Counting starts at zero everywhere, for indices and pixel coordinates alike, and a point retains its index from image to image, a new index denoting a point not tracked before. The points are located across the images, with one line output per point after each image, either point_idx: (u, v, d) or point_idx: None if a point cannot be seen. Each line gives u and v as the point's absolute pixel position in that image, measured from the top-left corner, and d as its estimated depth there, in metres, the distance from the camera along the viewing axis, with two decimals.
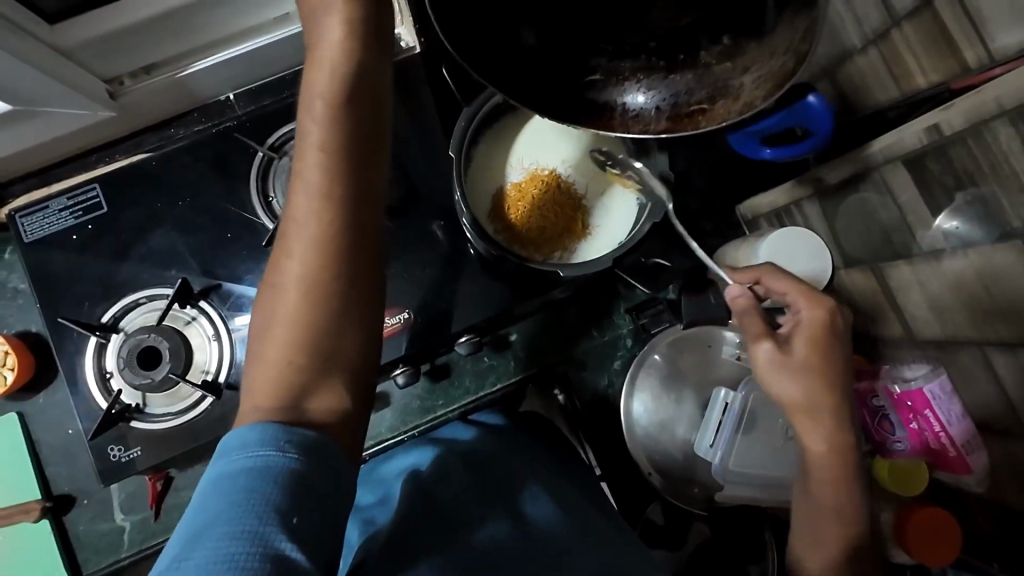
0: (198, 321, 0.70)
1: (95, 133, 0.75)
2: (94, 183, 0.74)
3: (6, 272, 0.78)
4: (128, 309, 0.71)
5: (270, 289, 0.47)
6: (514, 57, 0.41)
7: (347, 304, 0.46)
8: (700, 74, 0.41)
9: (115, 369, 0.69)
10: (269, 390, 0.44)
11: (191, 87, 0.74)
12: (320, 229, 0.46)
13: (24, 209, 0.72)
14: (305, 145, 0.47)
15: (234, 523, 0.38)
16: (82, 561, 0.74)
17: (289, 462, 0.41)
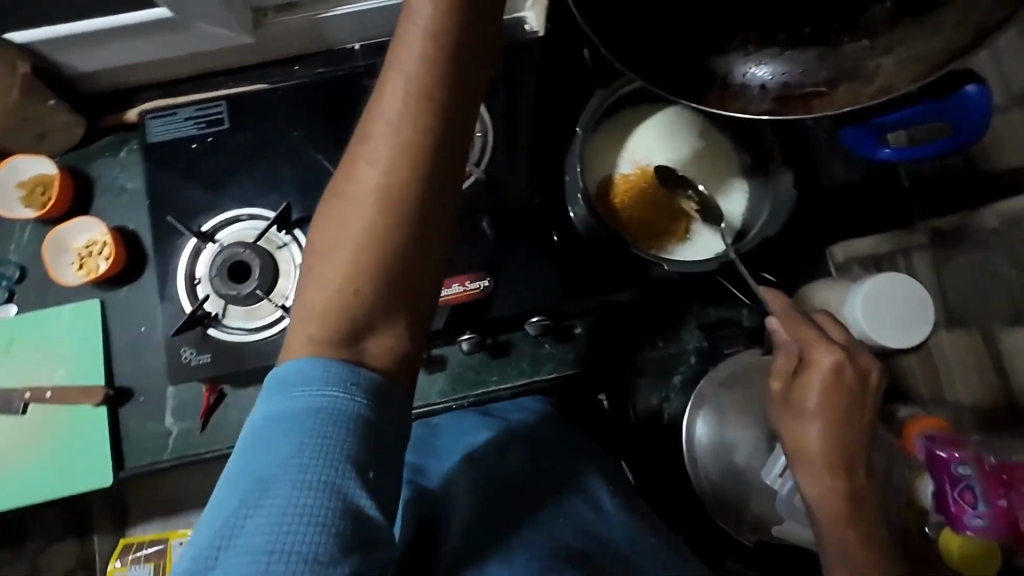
0: (289, 248, 0.73)
1: (230, 56, 0.79)
2: (221, 101, 0.78)
3: (118, 169, 0.83)
4: (227, 223, 0.74)
5: (340, 193, 0.41)
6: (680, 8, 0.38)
7: (424, 234, 0.41)
8: (825, 54, 0.41)
9: (205, 275, 0.71)
10: (319, 309, 0.39)
11: (325, 30, 0.77)
12: (412, 137, 0.40)
13: (155, 113, 0.77)
14: (408, 26, 0.41)
15: (308, 476, 0.35)
16: (127, 455, 0.77)
17: (357, 405, 0.38)
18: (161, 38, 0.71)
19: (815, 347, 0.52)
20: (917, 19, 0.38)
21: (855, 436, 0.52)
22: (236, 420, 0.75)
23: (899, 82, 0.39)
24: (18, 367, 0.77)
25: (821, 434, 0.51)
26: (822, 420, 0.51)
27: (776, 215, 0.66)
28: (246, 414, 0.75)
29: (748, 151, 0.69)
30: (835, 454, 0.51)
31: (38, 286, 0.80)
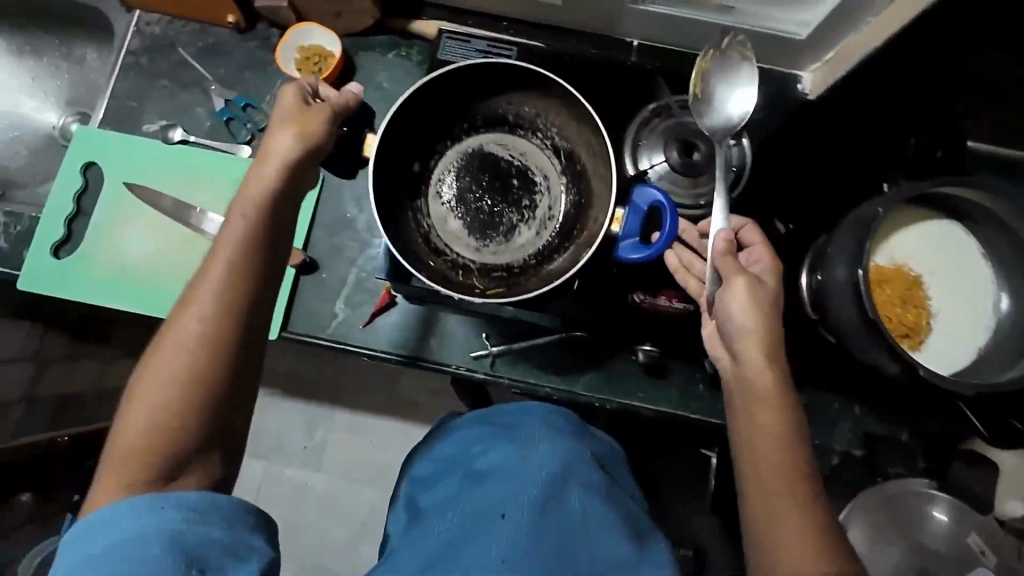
0: (541, 210, 0.70)
1: (524, 8, 0.82)
2: (514, 47, 0.78)
3: (379, 69, 0.88)
4: (496, 158, 0.71)
5: (161, 358, 0.54)
6: (502, 198, 0.70)
7: (224, 384, 0.54)
8: (555, 275, 0.66)
9: (451, 195, 0.69)
10: (137, 442, 0.52)
11: (622, 18, 0.81)
12: (221, 305, 0.54)
13: (453, 36, 0.77)
14: (221, 246, 0.56)
15: (133, 558, 0.47)
16: (292, 321, 0.81)
17: (157, 525, 0.49)
18: None
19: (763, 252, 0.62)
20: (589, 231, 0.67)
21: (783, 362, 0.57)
22: (399, 329, 0.81)
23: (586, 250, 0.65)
24: None
25: (773, 333, 0.57)
26: (755, 325, 0.57)
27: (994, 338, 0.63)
28: (406, 327, 0.81)
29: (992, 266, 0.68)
30: (775, 340, 0.57)
31: None
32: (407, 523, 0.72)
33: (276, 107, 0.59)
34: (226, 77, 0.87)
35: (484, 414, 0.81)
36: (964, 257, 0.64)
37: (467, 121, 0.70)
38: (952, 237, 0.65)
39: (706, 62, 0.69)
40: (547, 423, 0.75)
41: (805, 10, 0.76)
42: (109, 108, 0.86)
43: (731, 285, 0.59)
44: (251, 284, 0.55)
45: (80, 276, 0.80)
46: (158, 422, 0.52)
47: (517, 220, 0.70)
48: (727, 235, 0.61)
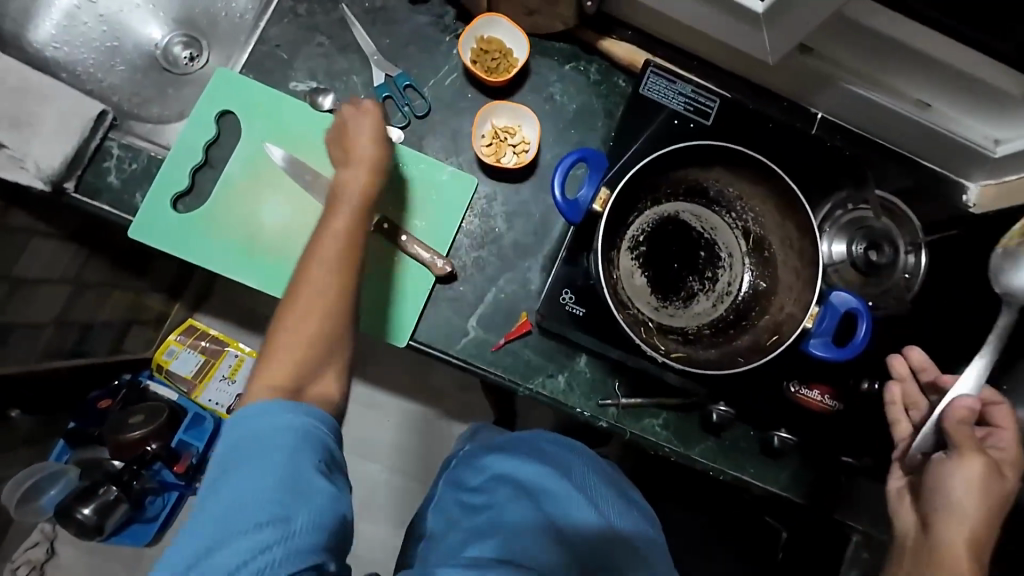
0: (722, 280, 0.66)
1: (728, 56, 0.78)
2: (718, 98, 0.73)
3: (554, 77, 0.81)
4: (688, 217, 0.66)
5: (285, 323, 0.60)
6: (686, 263, 0.66)
7: (337, 346, 0.61)
8: (743, 351, 0.61)
9: (636, 245, 0.65)
10: (277, 382, 0.57)
11: (824, 91, 0.78)
12: (338, 278, 0.61)
13: (659, 72, 0.73)
14: (326, 223, 0.64)
15: (278, 453, 0.51)
16: (420, 330, 0.76)
17: (299, 422, 0.54)
18: (721, 20, 0.70)
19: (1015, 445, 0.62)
20: (774, 314, 0.62)
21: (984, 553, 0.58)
22: (528, 361, 0.77)
23: (784, 333, 0.59)
24: (386, 188, 0.77)
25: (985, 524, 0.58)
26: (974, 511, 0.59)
27: None
28: (536, 360, 0.77)
29: None
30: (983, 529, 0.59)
31: (431, 134, 0.79)
32: (459, 545, 0.62)
33: (346, 109, 0.69)
34: (390, 48, 0.79)
35: (539, 438, 0.75)
36: None
37: (674, 187, 0.65)
38: None
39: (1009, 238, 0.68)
40: (580, 453, 0.75)
41: (1014, 127, 0.75)
42: (255, 54, 0.77)
43: (964, 460, 0.60)
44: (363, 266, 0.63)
45: (202, 238, 0.73)
46: (287, 363, 0.58)
47: (695, 289, 0.66)
48: (975, 403, 0.60)
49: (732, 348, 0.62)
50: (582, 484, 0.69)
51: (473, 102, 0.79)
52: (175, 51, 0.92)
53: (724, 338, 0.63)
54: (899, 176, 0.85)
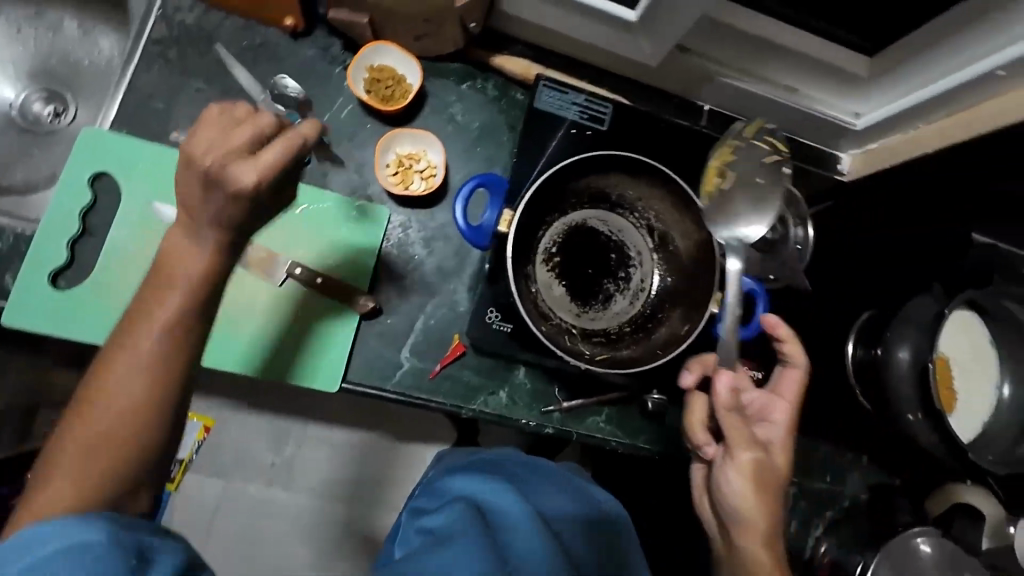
0: (635, 278, 0.69)
1: (614, 62, 0.81)
2: (610, 104, 0.77)
3: (453, 98, 0.81)
4: (596, 224, 0.69)
5: (70, 427, 0.49)
6: (600, 266, 0.68)
7: (150, 450, 0.50)
8: (661, 343, 0.64)
9: (550, 257, 0.67)
10: (75, 490, 0.47)
11: (705, 86, 0.84)
12: (160, 384, 0.50)
13: (550, 83, 0.75)
14: (145, 324, 0.50)
15: (71, 573, 0.40)
16: (352, 369, 0.74)
17: (94, 532, 0.42)
18: (600, 29, 0.73)
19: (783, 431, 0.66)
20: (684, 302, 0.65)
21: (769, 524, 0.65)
22: (467, 381, 0.77)
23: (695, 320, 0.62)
24: (297, 230, 0.74)
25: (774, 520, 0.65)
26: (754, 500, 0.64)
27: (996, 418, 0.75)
28: (475, 379, 0.77)
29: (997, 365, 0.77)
30: (767, 522, 0.64)
31: (335, 169, 0.77)
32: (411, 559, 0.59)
33: (211, 112, 0.49)
34: (277, 85, 0.76)
35: (512, 463, 0.77)
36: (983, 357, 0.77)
37: (577, 196, 0.67)
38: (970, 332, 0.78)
39: (721, 159, 0.64)
40: (560, 485, 0.76)
41: (867, 102, 0.84)
42: (126, 106, 0.72)
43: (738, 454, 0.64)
44: (184, 354, 0.51)
45: (94, 312, 0.67)
46: (75, 464, 0.47)
47: (611, 291, 0.68)
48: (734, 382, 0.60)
49: (652, 341, 0.65)
50: (559, 528, 0.68)
51: (374, 131, 0.78)
52: (35, 108, 0.84)
53: (643, 333, 0.66)
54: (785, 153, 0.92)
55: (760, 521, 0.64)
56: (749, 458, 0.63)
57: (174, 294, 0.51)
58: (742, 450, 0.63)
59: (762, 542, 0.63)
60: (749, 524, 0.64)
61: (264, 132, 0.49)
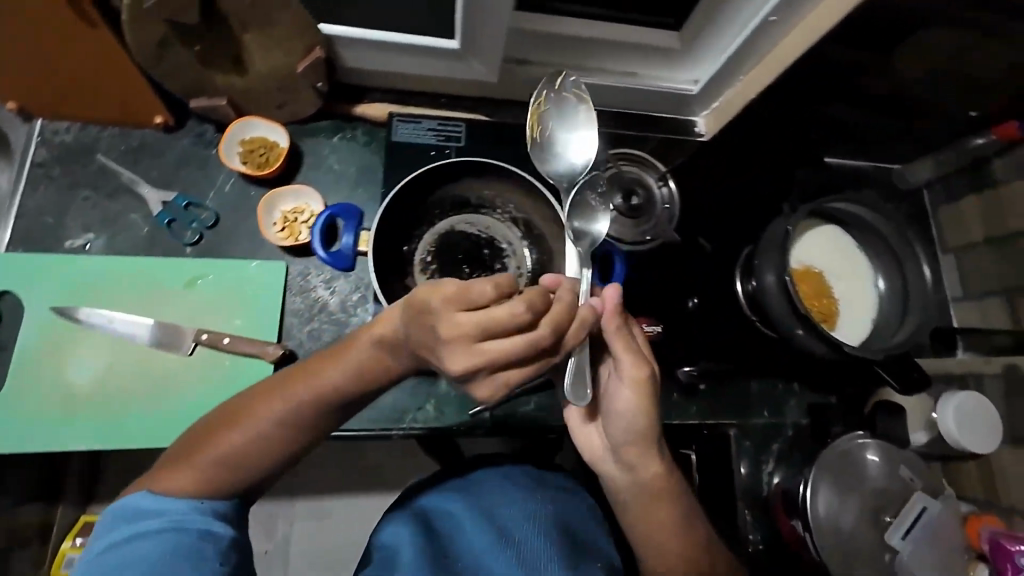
0: (512, 267, 0.73)
1: (462, 87, 0.90)
2: (462, 122, 0.84)
3: (328, 152, 0.89)
4: (465, 227, 0.74)
5: (205, 439, 0.61)
6: (477, 266, 0.73)
7: (268, 454, 0.61)
8: None
9: (427, 266, 0.71)
10: (191, 484, 0.59)
11: (551, 89, 0.93)
12: (287, 416, 0.60)
13: (404, 117, 0.83)
14: (298, 386, 0.60)
15: (156, 536, 0.56)
16: None
17: (174, 506, 0.58)
18: (434, 62, 0.82)
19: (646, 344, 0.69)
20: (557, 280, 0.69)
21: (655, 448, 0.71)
22: (393, 403, 0.81)
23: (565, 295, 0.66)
24: (197, 303, 0.78)
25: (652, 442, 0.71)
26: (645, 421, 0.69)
27: (882, 315, 0.81)
28: (401, 399, 0.81)
29: (874, 266, 0.82)
30: (648, 421, 0.69)
31: (228, 238, 0.83)
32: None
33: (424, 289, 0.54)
34: (160, 178, 0.83)
35: (496, 474, 0.87)
36: (856, 260, 0.83)
37: (439, 206, 0.73)
38: (838, 239, 0.83)
39: (541, 104, 0.72)
40: (542, 490, 0.85)
41: (695, 68, 0.93)
42: (19, 229, 0.77)
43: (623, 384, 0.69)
44: (314, 400, 0.60)
45: (16, 425, 0.71)
46: (191, 471, 0.59)
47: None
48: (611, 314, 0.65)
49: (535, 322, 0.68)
50: (513, 532, 0.78)
51: (258, 197, 0.85)
52: None
53: None
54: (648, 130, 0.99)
55: (654, 424, 0.69)
56: (636, 375, 0.66)
57: (327, 371, 0.59)
58: (636, 368, 0.66)
59: (650, 444, 0.70)
60: (643, 431, 0.69)
61: (545, 342, 0.52)
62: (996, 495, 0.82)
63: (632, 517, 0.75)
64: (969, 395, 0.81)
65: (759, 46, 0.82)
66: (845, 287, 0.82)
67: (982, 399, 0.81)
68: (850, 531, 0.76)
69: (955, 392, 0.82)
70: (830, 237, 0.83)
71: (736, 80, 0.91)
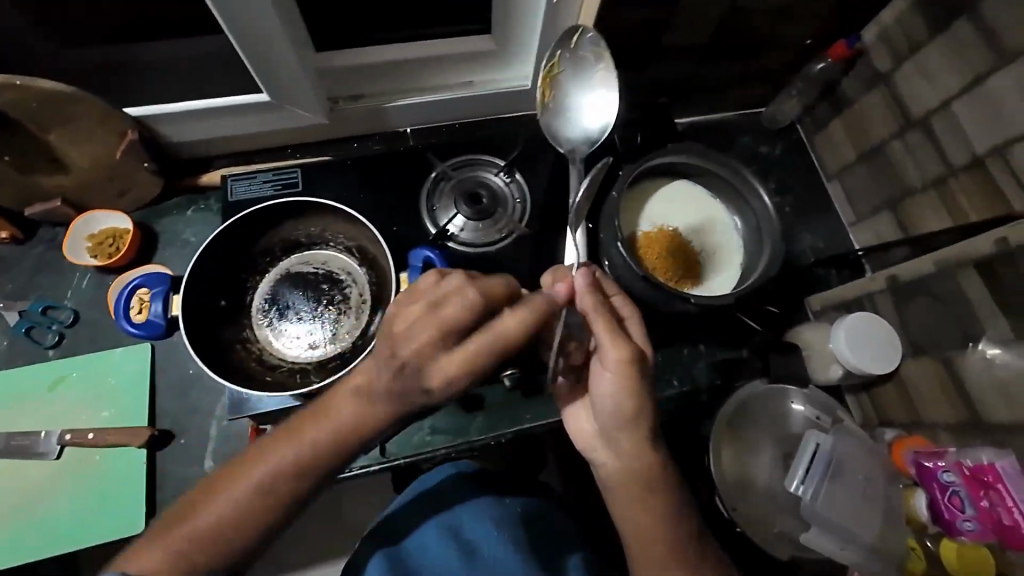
0: (353, 295, 0.73)
1: (299, 134, 0.91)
2: (298, 168, 0.86)
3: (182, 226, 0.90)
4: (301, 268, 0.74)
5: (190, 502, 0.54)
6: (317, 303, 0.72)
7: (244, 520, 0.53)
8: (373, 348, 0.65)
9: (264, 315, 0.70)
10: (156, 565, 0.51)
11: (388, 116, 0.95)
12: (273, 475, 0.53)
13: (237, 176, 0.84)
14: (302, 426, 0.54)
15: None
16: (158, 504, 0.75)
17: None
18: (254, 118, 0.84)
19: (638, 326, 0.60)
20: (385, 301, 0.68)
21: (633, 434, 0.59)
22: None
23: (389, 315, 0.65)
24: (64, 405, 0.78)
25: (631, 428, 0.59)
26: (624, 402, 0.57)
27: (746, 257, 0.78)
28: None
29: (730, 211, 0.81)
30: (639, 407, 0.58)
31: (89, 332, 0.83)
32: None
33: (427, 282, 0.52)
34: (16, 290, 0.84)
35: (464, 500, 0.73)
36: (711, 207, 0.81)
37: (268, 252, 0.73)
38: (689, 191, 0.82)
39: (554, 67, 0.76)
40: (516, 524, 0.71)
41: (522, 63, 0.93)
42: None
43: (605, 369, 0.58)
44: (310, 447, 0.53)
45: None
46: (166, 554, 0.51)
47: (334, 316, 0.72)
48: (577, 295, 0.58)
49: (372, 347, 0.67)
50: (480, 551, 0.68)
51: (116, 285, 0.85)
52: None
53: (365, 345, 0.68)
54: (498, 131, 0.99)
55: (643, 407, 0.58)
56: (616, 356, 0.56)
57: (321, 414, 0.54)
58: (614, 350, 0.56)
59: (635, 428, 0.58)
60: (628, 413, 0.58)
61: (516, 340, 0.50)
62: (917, 413, 0.77)
63: (622, 511, 0.61)
64: (861, 314, 0.78)
65: (559, 30, 0.81)
66: (704, 238, 0.79)
67: (873, 317, 0.78)
68: (755, 482, 0.77)
69: (845, 316, 0.79)
70: (680, 191, 0.81)
71: None
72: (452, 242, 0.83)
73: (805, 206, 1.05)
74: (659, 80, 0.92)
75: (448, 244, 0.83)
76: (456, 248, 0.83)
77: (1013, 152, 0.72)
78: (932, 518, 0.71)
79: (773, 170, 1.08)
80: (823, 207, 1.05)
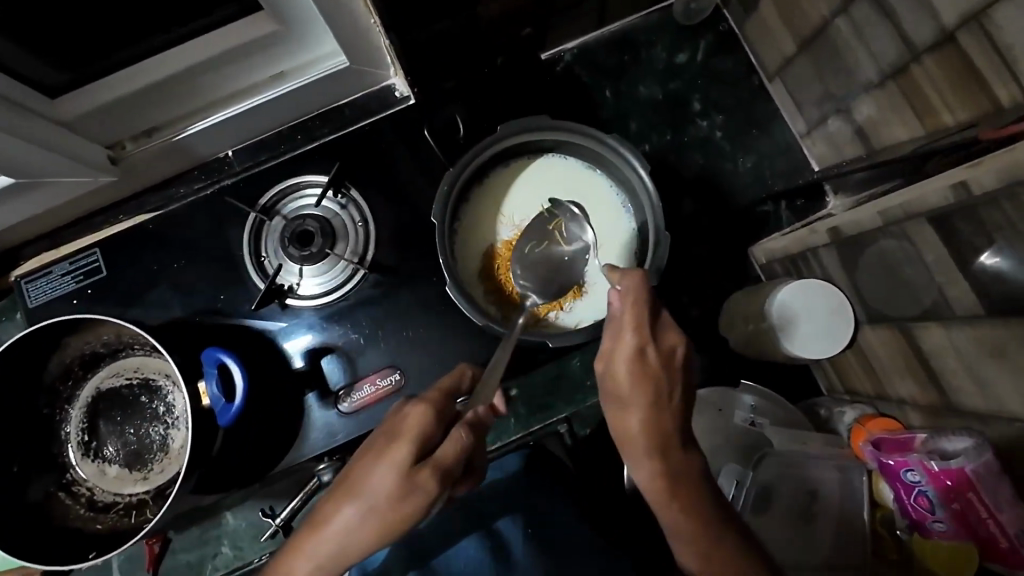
0: (177, 402, 0.63)
1: (97, 199, 0.75)
2: (94, 248, 0.74)
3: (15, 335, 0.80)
4: (112, 383, 0.63)
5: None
6: (141, 420, 0.63)
7: None
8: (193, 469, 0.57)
9: (83, 446, 0.62)
10: None
11: (191, 150, 0.75)
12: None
13: (30, 276, 0.73)
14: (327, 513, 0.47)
15: None
16: None
17: None
18: (21, 200, 0.67)
19: (650, 331, 0.48)
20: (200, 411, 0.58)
21: (669, 446, 0.48)
22: (187, 563, 0.75)
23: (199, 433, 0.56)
24: None
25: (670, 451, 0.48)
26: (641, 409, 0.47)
27: (635, 242, 0.64)
28: (193, 555, 0.75)
29: (610, 184, 0.64)
30: (666, 428, 0.47)
31: None
32: None
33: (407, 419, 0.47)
34: None
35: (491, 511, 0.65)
36: (587, 185, 0.65)
37: (67, 377, 0.62)
38: (557, 168, 0.64)
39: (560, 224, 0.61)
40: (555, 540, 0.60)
41: (326, 36, 0.66)
42: None
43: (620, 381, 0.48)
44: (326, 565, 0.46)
45: None
46: None
47: (164, 431, 0.63)
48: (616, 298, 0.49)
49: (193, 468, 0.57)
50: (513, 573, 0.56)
51: None
52: None
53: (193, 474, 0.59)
54: (333, 126, 0.77)
55: (632, 431, 0.47)
56: (601, 375, 0.50)
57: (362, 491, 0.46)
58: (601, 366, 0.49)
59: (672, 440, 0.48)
60: (629, 438, 0.48)
61: (449, 467, 0.46)
62: (881, 386, 0.63)
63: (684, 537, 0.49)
64: (803, 283, 0.61)
65: None
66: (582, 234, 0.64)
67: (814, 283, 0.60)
68: None
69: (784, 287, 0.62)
70: (544, 171, 0.64)
71: (372, 25, 0.66)
72: (292, 297, 0.70)
73: (742, 123, 0.82)
74: (503, 14, 0.68)
75: (288, 300, 0.70)
76: (298, 303, 0.70)
77: (994, 19, 0.48)
78: (899, 512, 0.58)
79: (697, 82, 0.83)
80: (763, 120, 0.82)
